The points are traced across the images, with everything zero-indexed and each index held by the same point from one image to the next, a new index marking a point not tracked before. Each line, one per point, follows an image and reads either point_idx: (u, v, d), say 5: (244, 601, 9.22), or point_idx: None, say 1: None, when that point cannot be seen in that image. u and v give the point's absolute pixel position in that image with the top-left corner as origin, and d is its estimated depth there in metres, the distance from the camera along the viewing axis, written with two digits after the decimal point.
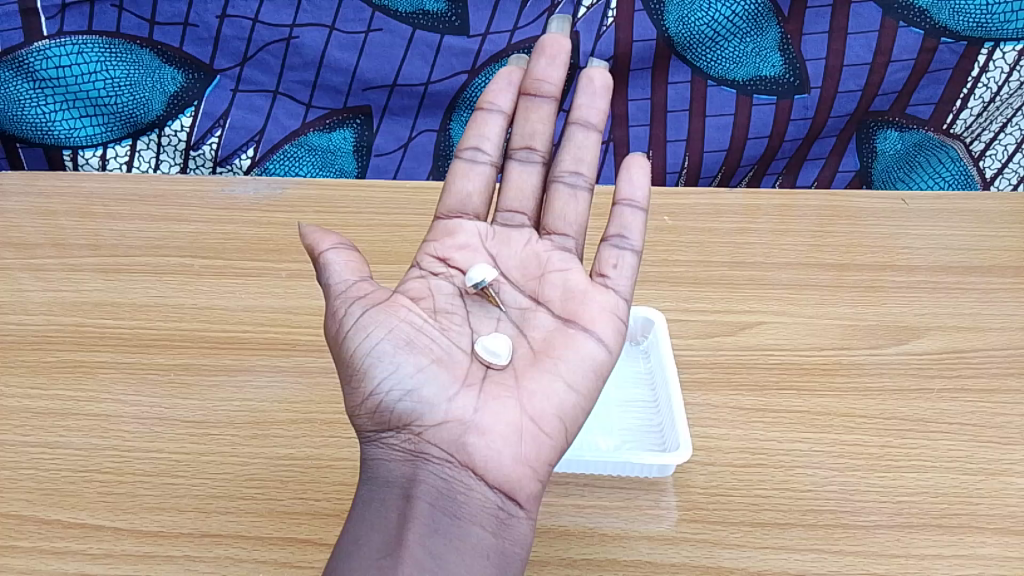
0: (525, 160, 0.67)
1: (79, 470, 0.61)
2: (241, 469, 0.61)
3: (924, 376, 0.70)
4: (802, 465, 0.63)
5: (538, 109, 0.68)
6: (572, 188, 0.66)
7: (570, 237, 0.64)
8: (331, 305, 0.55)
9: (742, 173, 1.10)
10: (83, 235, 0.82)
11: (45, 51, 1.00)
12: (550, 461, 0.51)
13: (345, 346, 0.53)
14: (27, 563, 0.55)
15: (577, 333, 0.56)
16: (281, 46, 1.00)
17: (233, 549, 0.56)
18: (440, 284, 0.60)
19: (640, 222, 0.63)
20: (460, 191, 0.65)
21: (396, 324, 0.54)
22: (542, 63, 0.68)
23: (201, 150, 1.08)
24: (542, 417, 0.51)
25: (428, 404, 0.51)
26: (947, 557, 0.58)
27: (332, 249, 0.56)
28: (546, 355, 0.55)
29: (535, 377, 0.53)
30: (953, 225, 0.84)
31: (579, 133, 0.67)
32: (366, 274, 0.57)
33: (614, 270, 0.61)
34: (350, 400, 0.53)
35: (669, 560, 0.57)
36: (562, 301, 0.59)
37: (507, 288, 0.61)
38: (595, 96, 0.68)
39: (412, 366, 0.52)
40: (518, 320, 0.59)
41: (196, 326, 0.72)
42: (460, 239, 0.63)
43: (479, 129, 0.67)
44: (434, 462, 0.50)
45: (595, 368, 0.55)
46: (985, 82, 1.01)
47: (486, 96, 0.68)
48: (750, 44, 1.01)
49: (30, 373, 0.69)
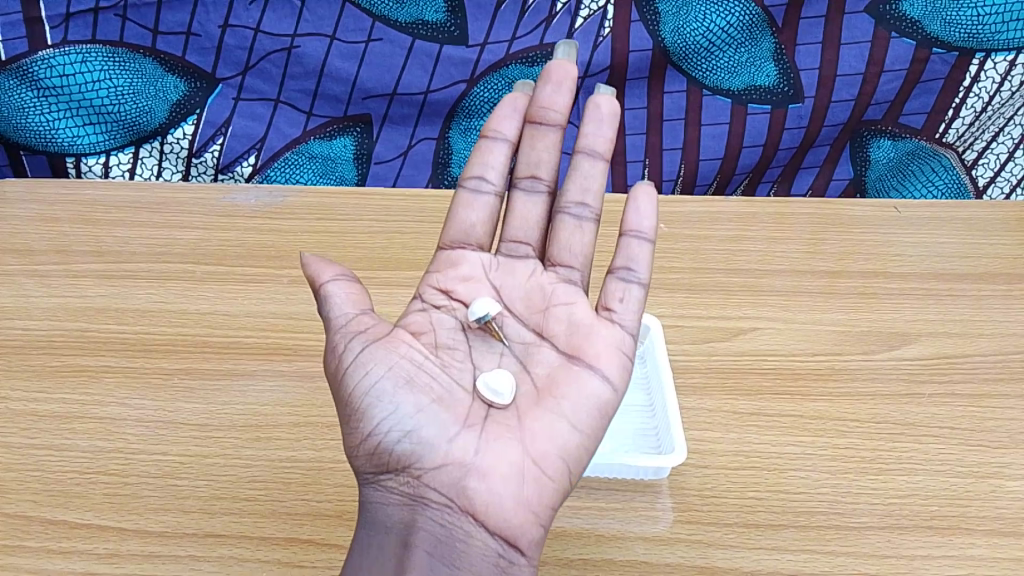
0: (530, 189, 0.67)
1: (85, 471, 0.63)
2: (244, 471, 0.62)
3: (915, 381, 0.72)
4: (795, 468, 0.65)
5: (543, 138, 0.66)
6: (578, 220, 0.65)
7: (575, 270, 0.64)
8: (332, 337, 0.56)
9: (737, 181, 1.12)
10: (86, 241, 0.83)
11: (49, 60, 1.02)
12: (551, 504, 0.53)
13: (344, 381, 0.55)
14: (34, 563, 0.57)
15: (581, 371, 0.57)
16: (283, 55, 1.02)
17: (237, 549, 0.58)
18: (442, 318, 0.61)
19: (646, 253, 0.62)
20: (463, 221, 0.65)
21: (396, 361, 0.55)
22: (548, 89, 0.66)
23: (202, 157, 1.09)
24: (544, 459, 0.53)
25: (427, 446, 0.53)
26: (936, 557, 0.59)
27: (333, 280, 0.58)
28: (548, 394, 0.57)
29: (537, 418, 0.55)
30: (945, 232, 0.86)
31: (585, 163, 0.66)
32: (368, 306, 0.58)
33: (620, 304, 0.61)
34: (350, 439, 0.54)
35: (664, 560, 0.59)
36: (566, 336, 0.60)
37: (511, 321, 0.62)
38: (603, 123, 0.66)
39: (411, 407, 0.54)
40: (520, 355, 0.60)
41: (199, 331, 0.73)
42: (464, 270, 0.64)
43: (483, 157, 0.66)
44: (433, 506, 0.52)
45: (599, 408, 0.56)
46: (977, 91, 1.03)
47: (491, 122, 0.67)
48: (745, 54, 1.02)
49: (35, 377, 0.70)
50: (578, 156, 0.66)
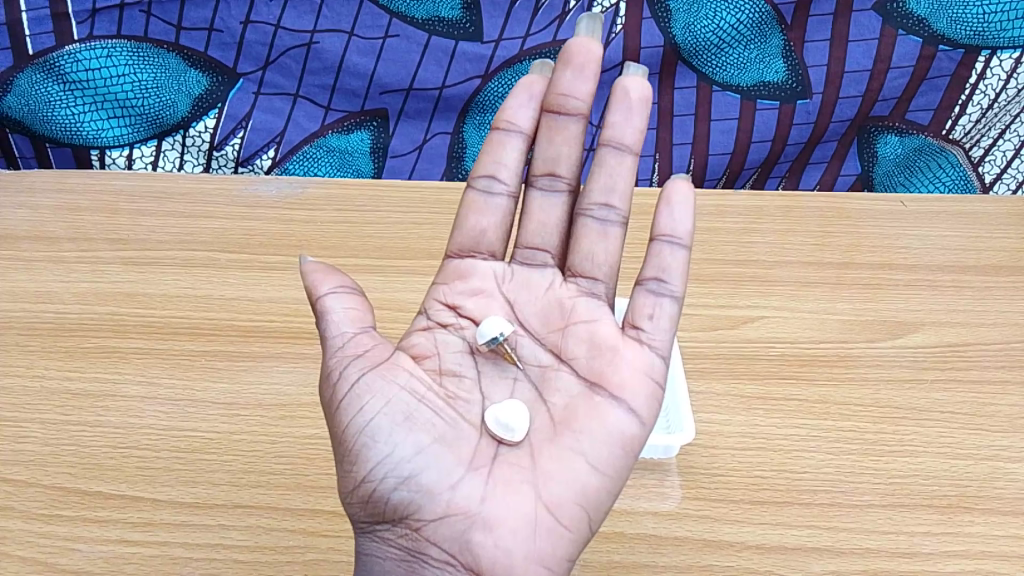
0: (548, 188, 0.67)
1: (118, 446, 0.66)
2: (271, 447, 0.65)
3: (920, 368, 0.74)
4: (799, 449, 0.67)
5: (562, 130, 0.66)
6: (603, 225, 0.65)
7: (599, 282, 0.63)
8: (329, 359, 0.57)
9: (746, 176, 1.13)
10: (111, 231, 0.86)
11: (76, 54, 1.05)
12: (566, 553, 0.53)
13: (342, 414, 0.55)
14: (72, 531, 0.61)
15: (602, 403, 0.57)
16: (302, 50, 1.04)
17: (264, 518, 0.61)
18: (447, 339, 0.61)
19: (680, 261, 0.61)
20: (474, 226, 0.65)
21: (394, 395, 0.55)
22: (567, 75, 0.65)
23: (223, 150, 1.11)
24: (559, 506, 0.53)
25: (427, 494, 0.52)
26: (935, 534, 0.62)
27: (332, 292, 0.57)
28: (566, 428, 0.56)
29: (552, 459, 0.55)
30: (951, 225, 0.87)
31: (611, 158, 0.65)
32: (368, 323, 0.58)
33: (650, 322, 0.60)
34: (344, 483, 0.54)
35: (673, 533, 0.62)
36: (587, 360, 0.59)
37: (525, 341, 0.62)
38: (630, 112, 0.65)
39: (410, 448, 0.53)
40: (537, 380, 0.60)
41: (224, 316, 0.76)
42: (473, 282, 0.64)
43: (496, 154, 0.66)
44: (432, 564, 0.52)
45: (622, 444, 0.56)
46: (984, 88, 1.05)
47: (506, 113, 0.67)
48: (754, 51, 1.05)
49: (68, 358, 0.73)
50: (604, 149, 0.65)
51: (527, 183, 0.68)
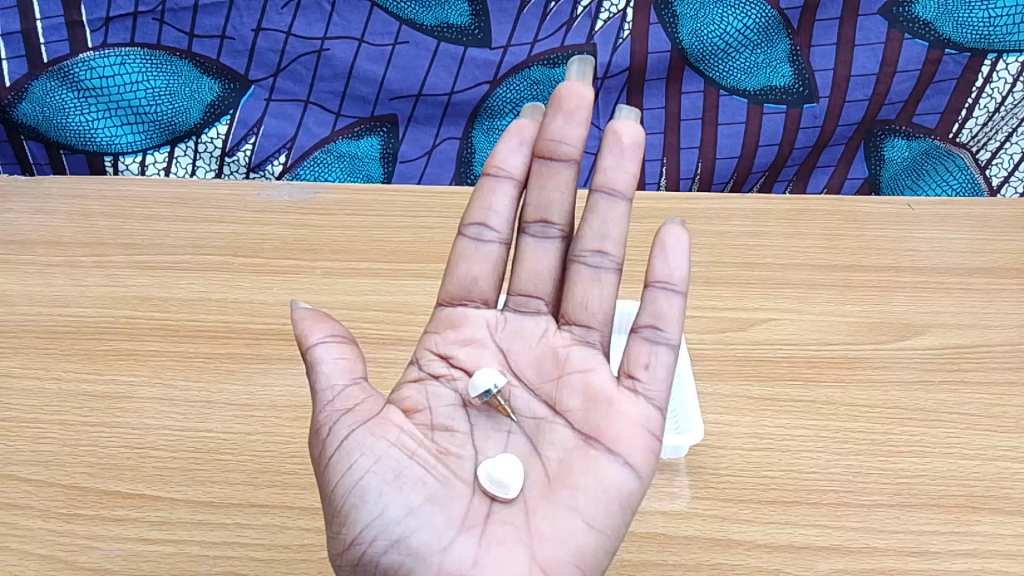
0: (541, 235, 0.66)
1: (136, 446, 0.67)
2: (286, 447, 0.66)
3: (927, 369, 0.74)
4: (807, 449, 0.67)
5: (554, 177, 0.65)
6: (596, 271, 0.64)
7: (593, 330, 0.63)
8: (319, 413, 0.56)
9: (753, 180, 1.14)
10: (125, 236, 0.87)
11: (90, 62, 1.06)
12: None
13: (331, 472, 0.54)
14: (91, 529, 0.62)
15: (598, 457, 0.57)
16: (313, 57, 1.06)
17: (281, 517, 0.62)
18: (439, 391, 0.61)
19: (676, 308, 0.60)
20: (465, 275, 0.65)
21: (384, 452, 0.54)
22: (558, 122, 0.65)
23: (235, 156, 1.12)
24: (555, 567, 0.53)
25: (418, 558, 0.52)
26: (943, 533, 0.63)
27: (322, 342, 0.56)
28: (561, 485, 0.56)
29: (548, 517, 0.55)
30: (958, 228, 0.88)
31: (603, 203, 0.64)
32: (360, 373, 0.57)
33: (645, 371, 0.60)
34: (334, 544, 0.54)
35: (682, 533, 0.62)
36: (583, 412, 0.59)
37: (519, 392, 0.62)
38: (623, 157, 0.65)
39: (400, 509, 0.52)
40: (531, 432, 0.60)
41: (237, 319, 0.77)
42: (465, 332, 0.64)
43: (486, 200, 0.65)
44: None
45: (619, 500, 0.56)
46: (990, 92, 1.05)
47: (496, 158, 0.66)
48: (761, 56, 1.05)
49: (85, 360, 0.74)
50: (596, 195, 0.64)
51: (519, 228, 0.67)
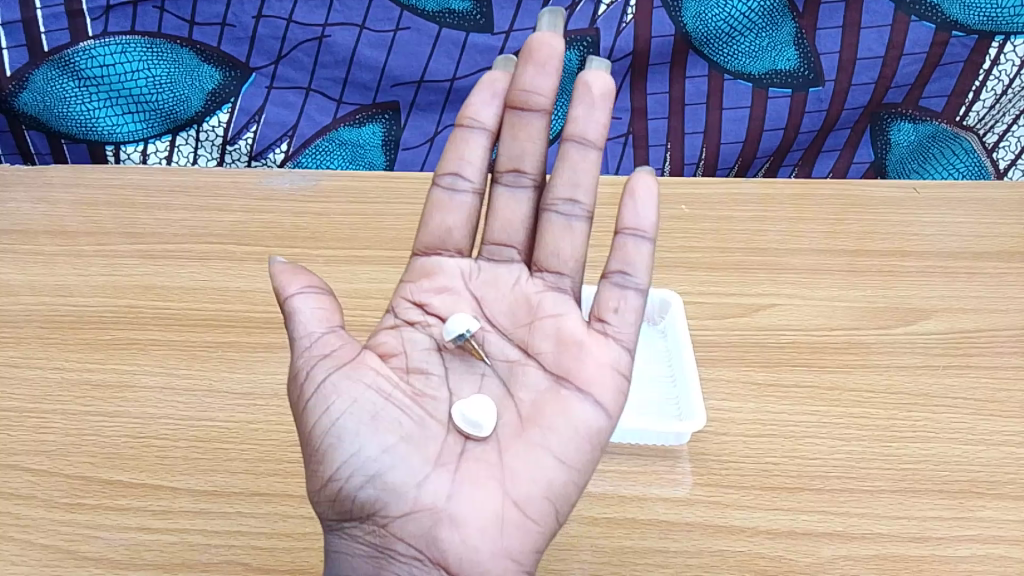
0: (513, 183, 0.65)
1: (138, 435, 0.67)
2: (287, 436, 0.66)
3: (931, 354, 0.74)
4: (810, 436, 0.67)
5: (526, 127, 0.64)
6: (568, 219, 0.63)
7: (565, 276, 0.63)
8: (297, 359, 0.56)
9: (758, 165, 1.13)
10: (129, 224, 0.87)
11: (91, 51, 1.06)
12: (534, 548, 0.52)
13: (309, 416, 0.54)
14: (93, 518, 0.62)
15: (569, 397, 0.56)
16: (314, 44, 1.05)
17: (282, 506, 0.62)
18: (414, 337, 0.61)
19: (645, 254, 0.60)
20: (440, 225, 0.64)
21: (360, 394, 0.54)
22: (530, 72, 0.64)
23: (237, 145, 1.12)
24: (527, 502, 0.53)
25: (394, 492, 0.52)
26: (947, 519, 0.62)
27: (300, 293, 0.57)
28: (533, 425, 0.56)
29: (520, 455, 0.54)
30: (963, 212, 0.87)
31: (575, 152, 0.63)
32: (337, 322, 0.58)
33: (615, 316, 0.60)
34: (312, 483, 0.54)
35: (684, 519, 0.61)
36: (554, 355, 0.59)
37: (492, 337, 0.62)
38: (593, 106, 0.64)
39: (375, 447, 0.52)
40: (505, 376, 0.60)
41: (239, 307, 0.77)
42: (440, 280, 0.64)
43: (459, 152, 0.65)
44: (399, 560, 0.51)
45: (589, 438, 0.55)
46: (997, 74, 1.04)
47: (468, 110, 0.65)
48: (766, 39, 1.04)
49: (88, 349, 0.74)
50: (567, 144, 0.64)
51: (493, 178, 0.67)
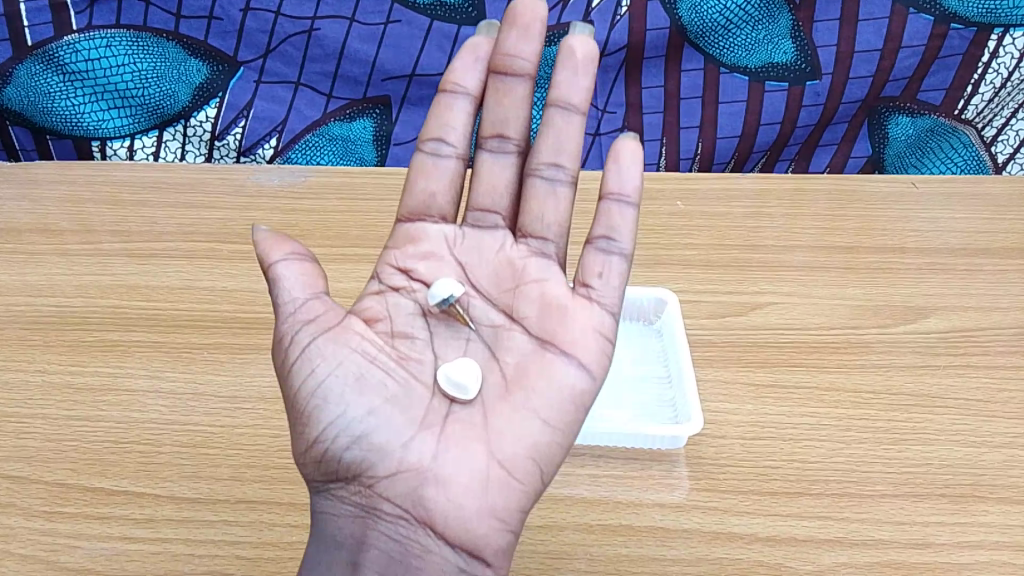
0: (497, 150, 0.65)
1: (121, 441, 0.65)
2: (274, 441, 0.65)
3: (931, 354, 0.72)
4: (809, 438, 0.65)
5: (509, 92, 0.64)
6: (551, 184, 0.63)
7: (549, 242, 0.62)
8: (280, 325, 0.55)
9: (755, 159, 1.11)
10: (116, 222, 0.85)
11: (75, 45, 1.04)
12: (519, 507, 0.52)
13: (293, 379, 0.54)
14: (72, 528, 0.60)
15: (552, 360, 0.56)
16: (303, 38, 1.03)
17: (268, 514, 0.60)
18: (400, 302, 0.60)
19: (629, 220, 0.60)
20: (424, 190, 0.64)
21: (346, 357, 0.54)
22: (513, 37, 0.64)
23: (225, 140, 1.10)
24: (511, 462, 0.52)
25: (379, 452, 0.52)
26: (950, 525, 0.60)
27: (283, 260, 0.56)
28: (517, 387, 0.56)
29: (505, 416, 0.54)
30: (962, 208, 0.86)
31: (558, 118, 0.63)
32: (320, 288, 0.57)
33: (599, 280, 0.59)
34: (297, 445, 0.54)
35: (681, 526, 0.60)
36: (538, 318, 0.58)
37: (477, 303, 0.61)
38: (576, 72, 0.63)
39: (361, 408, 0.53)
40: (489, 340, 0.59)
41: (226, 308, 0.75)
42: (424, 247, 0.63)
43: (443, 118, 0.65)
44: (385, 520, 0.51)
45: (572, 399, 0.55)
46: (996, 67, 1.03)
47: (451, 75, 0.65)
48: (762, 31, 1.03)
49: (69, 351, 0.72)
50: (551, 109, 0.63)
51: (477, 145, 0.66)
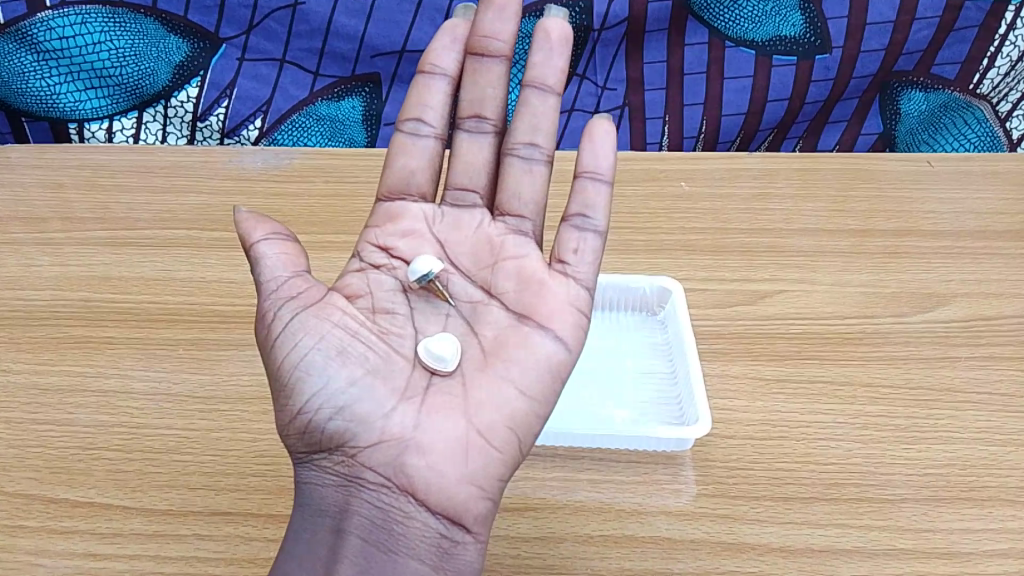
0: (475, 130, 0.61)
1: (87, 448, 0.61)
2: (250, 446, 0.61)
3: (951, 344, 0.68)
4: (824, 437, 0.62)
5: (486, 73, 0.60)
6: (528, 163, 0.59)
7: (526, 220, 0.58)
8: (261, 302, 0.51)
9: (761, 137, 1.07)
10: (93, 208, 0.80)
11: (49, 22, 0.98)
12: (498, 475, 0.49)
13: (275, 355, 0.50)
14: (34, 544, 0.56)
15: (531, 332, 0.53)
16: (287, 12, 0.98)
17: (244, 527, 0.56)
18: (380, 278, 0.56)
19: (604, 197, 0.57)
20: (402, 169, 0.60)
21: (328, 330, 0.50)
22: (489, 16, 0.60)
23: (207, 121, 1.05)
24: (491, 430, 0.49)
25: (361, 423, 0.48)
26: (975, 531, 0.57)
27: (265, 240, 0.52)
28: (496, 358, 0.52)
29: (485, 386, 0.51)
30: (980, 187, 0.81)
31: (534, 98, 0.59)
32: (303, 266, 0.53)
33: (574, 256, 0.56)
34: (279, 417, 0.50)
35: (688, 536, 0.56)
36: (517, 293, 0.55)
37: (456, 278, 0.57)
38: (551, 53, 0.59)
39: (344, 379, 0.49)
40: (468, 316, 0.55)
41: (204, 300, 0.71)
42: (404, 224, 0.58)
43: (421, 97, 0.61)
44: (370, 488, 0.48)
45: (552, 369, 0.52)
46: (1014, 39, 0.98)
47: (429, 56, 0.61)
48: (770, 3, 0.97)
49: (37, 349, 0.68)
50: (527, 90, 0.59)
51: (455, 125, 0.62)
